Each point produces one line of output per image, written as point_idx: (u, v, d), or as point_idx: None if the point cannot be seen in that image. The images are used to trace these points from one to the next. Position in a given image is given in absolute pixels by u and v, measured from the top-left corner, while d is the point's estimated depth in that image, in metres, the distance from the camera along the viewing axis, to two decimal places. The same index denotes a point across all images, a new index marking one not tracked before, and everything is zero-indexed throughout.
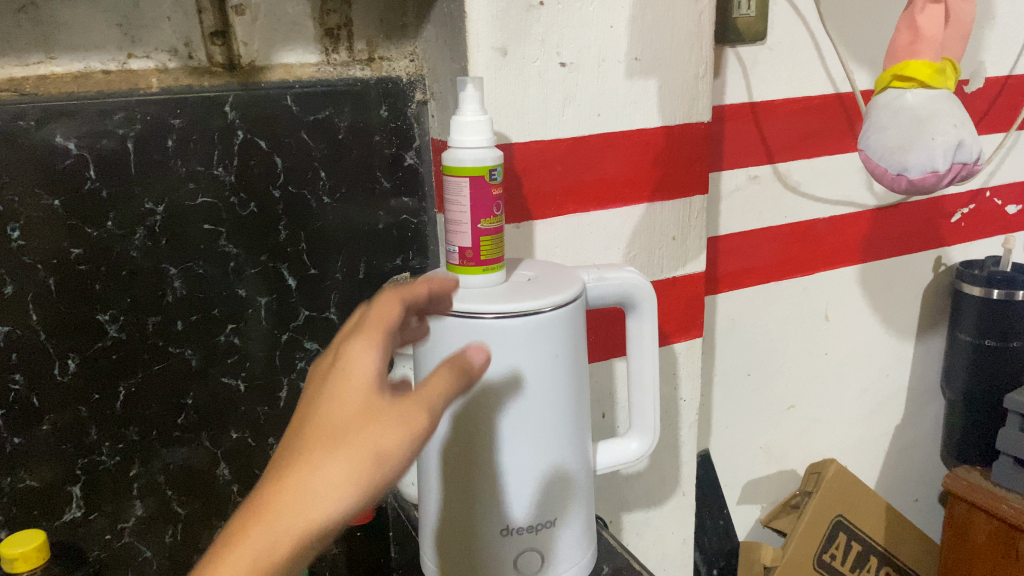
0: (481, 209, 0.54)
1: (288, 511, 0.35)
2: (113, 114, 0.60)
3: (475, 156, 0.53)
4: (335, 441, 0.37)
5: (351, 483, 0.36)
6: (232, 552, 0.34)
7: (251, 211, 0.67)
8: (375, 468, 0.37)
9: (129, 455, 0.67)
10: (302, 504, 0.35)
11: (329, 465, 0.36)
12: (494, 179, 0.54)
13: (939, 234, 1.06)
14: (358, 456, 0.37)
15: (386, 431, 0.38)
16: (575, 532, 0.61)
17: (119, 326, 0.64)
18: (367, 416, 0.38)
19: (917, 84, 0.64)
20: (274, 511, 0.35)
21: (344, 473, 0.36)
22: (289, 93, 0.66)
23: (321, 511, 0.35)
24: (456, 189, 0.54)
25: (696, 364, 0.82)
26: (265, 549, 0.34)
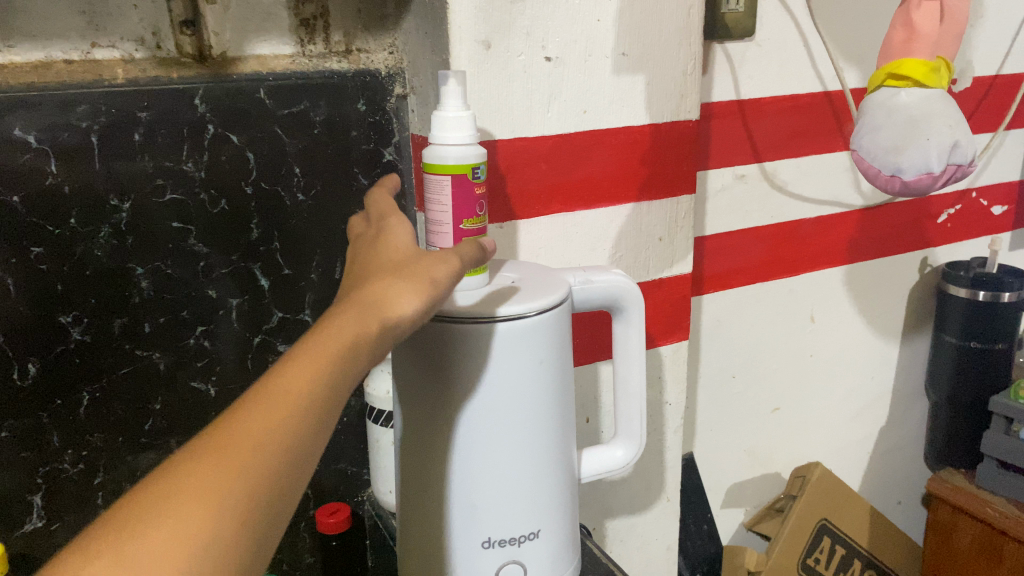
0: (464, 209, 0.51)
1: (368, 304, 0.38)
2: (76, 107, 0.57)
3: (456, 152, 0.50)
4: (399, 259, 0.41)
5: (417, 286, 0.39)
6: (321, 336, 0.36)
7: (222, 208, 0.64)
8: (437, 275, 0.41)
9: (93, 463, 0.64)
10: (378, 298, 0.38)
11: (397, 275, 0.40)
12: (477, 177, 0.51)
13: (925, 235, 1.05)
14: (420, 266, 0.40)
15: (444, 256, 0.42)
16: (559, 545, 0.58)
17: (83, 328, 0.61)
18: (419, 246, 0.42)
19: (913, 82, 0.62)
20: (354, 304, 0.37)
21: (411, 277, 0.40)
22: (262, 86, 0.63)
23: (395, 302, 0.38)
24: (437, 188, 0.50)
25: (682, 367, 0.80)
26: (352, 326, 0.36)
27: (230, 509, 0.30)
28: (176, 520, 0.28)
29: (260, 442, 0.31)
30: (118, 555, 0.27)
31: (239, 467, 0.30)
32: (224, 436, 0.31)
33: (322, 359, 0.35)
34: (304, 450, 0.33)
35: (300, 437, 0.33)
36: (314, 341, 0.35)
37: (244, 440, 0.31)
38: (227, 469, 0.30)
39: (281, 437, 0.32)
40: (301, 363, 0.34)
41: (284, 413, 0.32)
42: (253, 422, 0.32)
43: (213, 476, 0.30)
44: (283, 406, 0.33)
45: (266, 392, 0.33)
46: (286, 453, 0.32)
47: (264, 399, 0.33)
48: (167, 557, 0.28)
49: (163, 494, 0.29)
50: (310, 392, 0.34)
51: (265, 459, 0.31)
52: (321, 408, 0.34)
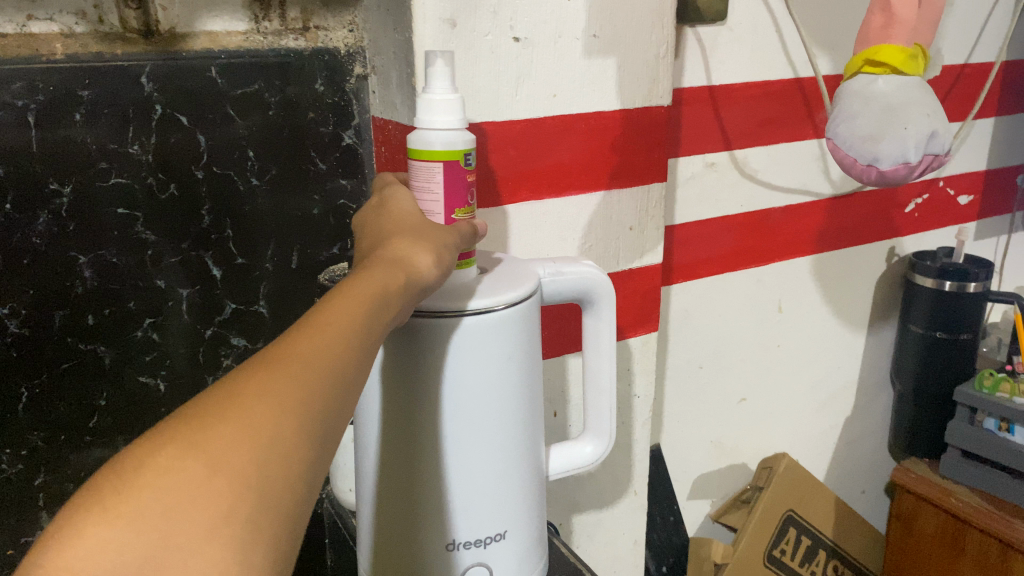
0: (455, 197, 0.48)
1: (391, 259, 0.40)
2: (10, 84, 0.53)
3: (448, 139, 0.47)
4: (412, 227, 0.44)
5: (433, 249, 0.42)
6: (355, 280, 0.37)
7: (171, 194, 0.61)
8: (447, 248, 0.43)
9: (33, 464, 0.61)
10: (398, 256, 0.40)
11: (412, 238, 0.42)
12: (468, 164, 0.48)
13: (892, 225, 1.05)
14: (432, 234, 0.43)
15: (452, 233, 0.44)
16: (525, 545, 0.56)
17: (20, 321, 0.58)
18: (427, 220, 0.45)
19: (890, 70, 0.60)
20: (379, 259, 0.39)
21: (426, 241, 0.42)
22: (213, 64, 0.60)
23: (414, 260, 0.41)
24: (426, 176, 0.47)
25: (651, 359, 0.78)
26: (381, 274, 0.38)
27: (292, 419, 0.29)
28: (241, 422, 0.28)
29: (317, 360, 0.31)
30: (191, 450, 0.26)
31: (298, 383, 0.30)
32: (281, 353, 0.31)
33: (362, 299, 0.35)
34: (351, 378, 0.33)
35: (349, 363, 0.33)
36: (350, 283, 0.36)
37: (302, 356, 0.31)
38: (287, 383, 0.30)
39: (333, 358, 0.32)
40: (344, 299, 0.35)
41: (334, 338, 0.33)
42: (310, 342, 0.32)
43: (276, 385, 0.29)
44: (332, 332, 0.33)
45: (316, 320, 0.33)
46: (337, 377, 0.32)
47: (315, 324, 0.33)
48: (237, 459, 0.27)
49: (227, 398, 0.28)
50: (354, 323, 0.34)
51: (321, 376, 0.31)
52: (362, 341, 0.34)
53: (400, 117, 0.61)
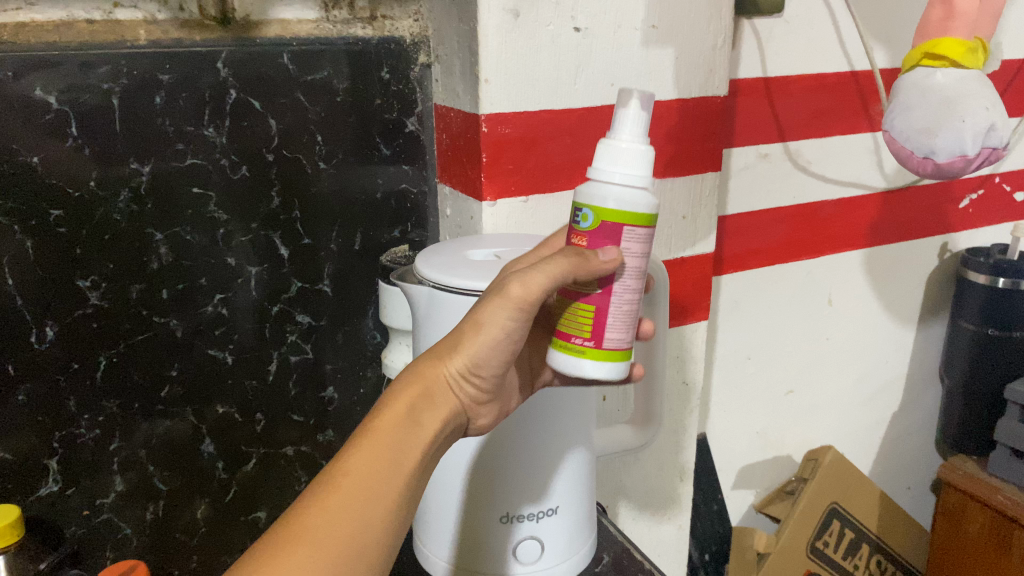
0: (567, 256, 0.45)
1: (418, 377, 0.42)
2: (98, 67, 0.56)
3: (586, 188, 0.43)
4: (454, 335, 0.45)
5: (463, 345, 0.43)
6: (374, 421, 0.40)
7: (243, 174, 0.64)
8: (481, 324, 0.42)
9: (108, 429, 0.64)
10: (426, 367, 0.43)
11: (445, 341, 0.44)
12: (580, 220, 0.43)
13: (946, 220, 1.04)
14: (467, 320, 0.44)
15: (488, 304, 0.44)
16: (577, 521, 0.57)
17: (100, 293, 0.61)
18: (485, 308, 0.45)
19: (948, 62, 0.60)
20: (408, 384, 0.42)
21: (457, 337, 0.43)
22: (285, 51, 0.62)
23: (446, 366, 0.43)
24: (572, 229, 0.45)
25: (700, 347, 0.79)
26: (406, 401, 0.41)
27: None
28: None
29: (322, 527, 0.36)
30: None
31: (302, 557, 0.35)
32: (293, 528, 0.36)
33: (379, 445, 0.39)
34: (370, 529, 0.37)
35: (364, 518, 0.37)
36: (370, 424, 0.40)
37: (313, 525, 0.36)
38: (296, 559, 0.34)
39: (340, 518, 0.36)
40: (359, 451, 0.39)
41: (345, 498, 0.37)
42: (317, 510, 0.36)
43: (283, 565, 0.34)
44: (341, 489, 0.37)
45: (325, 481, 0.38)
46: (350, 534, 0.36)
47: (325, 488, 0.37)
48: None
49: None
50: (365, 473, 0.38)
51: (331, 545, 0.35)
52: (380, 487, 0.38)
53: (462, 103, 0.63)
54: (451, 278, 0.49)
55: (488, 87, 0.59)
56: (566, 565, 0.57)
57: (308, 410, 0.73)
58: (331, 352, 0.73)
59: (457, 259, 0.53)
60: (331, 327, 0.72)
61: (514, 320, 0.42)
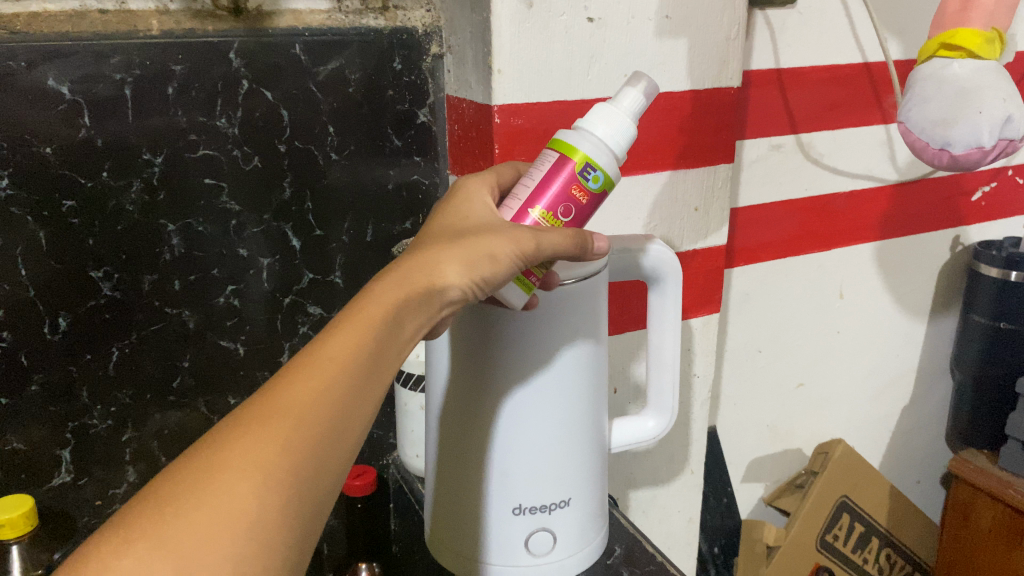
0: (543, 193, 0.43)
1: (408, 278, 0.39)
2: (110, 58, 0.56)
3: (570, 129, 0.44)
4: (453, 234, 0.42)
5: (464, 257, 0.40)
6: (360, 308, 0.37)
7: (255, 165, 0.63)
8: (495, 254, 0.40)
9: (121, 420, 0.64)
10: (419, 269, 0.39)
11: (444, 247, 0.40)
12: (585, 176, 0.43)
13: (958, 213, 1.03)
14: (473, 236, 0.41)
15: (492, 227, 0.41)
16: (588, 512, 0.57)
17: (113, 284, 0.61)
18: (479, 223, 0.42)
19: (965, 53, 0.60)
20: (397, 277, 0.39)
21: (458, 247, 0.40)
22: (297, 41, 0.62)
23: (440, 266, 0.39)
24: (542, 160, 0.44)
25: (711, 340, 0.79)
26: (398, 294, 0.38)
27: (277, 477, 0.31)
28: (223, 485, 0.30)
29: (304, 409, 0.33)
30: (171, 522, 0.29)
31: (281, 438, 0.32)
32: (271, 405, 0.33)
33: (364, 332, 0.36)
34: (348, 418, 0.34)
35: (343, 406, 0.34)
36: (355, 308, 0.37)
37: (289, 406, 0.33)
38: (274, 439, 0.32)
39: (320, 403, 0.33)
40: (344, 333, 0.36)
41: (328, 383, 0.34)
42: (297, 389, 0.33)
43: (260, 445, 0.31)
44: (322, 374, 0.34)
45: (308, 362, 0.35)
46: (328, 421, 0.33)
47: (306, 368, 0.34)
48: (221, 527, 0.29)
49: (210, 466, 0.31)
50: (349, 359, 0.35)
51: (311, 428, 0.33)
52: (361, 372, 0.35)
53: (474, 94, 0.63)
54: None
55: (501, 77, 0.59)
56: (577, 556, 0.57)
57: None
58: None
59: None
60: None
61: (517, 259, 0.41)
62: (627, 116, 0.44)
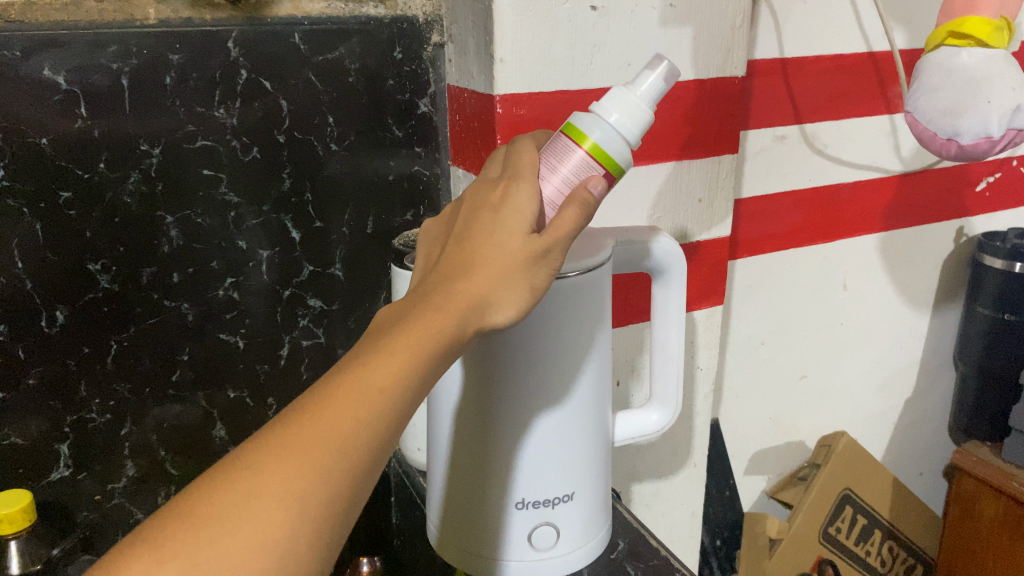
0: None
1: (462, 316, 0.35)
2: (107, 47, 0.55)
3: (584, 117, 0.43)
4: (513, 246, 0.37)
5: (515, 294, 0.37)
6: (412, 332, 0.34)
7: (254, 156, 0.63)
8: (536, 289, 0.37)
9: (120, 414, 0.63)
10: (471, 302, 0.36)
11: (497, 277, 0.36)
12: None
13: (962, 204, 1.03)
14: (526, 269, 0.37)
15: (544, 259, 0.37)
16: (592, 506, 0.56)
17: (111, 277, 0.60)
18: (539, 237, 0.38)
19: (974, 41, 0.59)
20: (450, 304, 0.35)
21: (508, 283, 0.36)
22: (296, 30, 0.61)
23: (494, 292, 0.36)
24: (563, 156, 0.41)
25: (714, 332, 0.79)
26: (451, 318, 0.35)
27: (315, 512, 0.30)
28: (261, 515, 0.28)
29: (349, 440, 0.31)
30: (204, 549, 0.27)
31: (324, 470, 0.30)
32: (315, 428, 0.31)
33: (416, 361, 0.33)
34: (387, 448, 0.33)
35: (386, 437, 0.32)
36: (409, 336, 0.34)
37: (333, 437, 0.31)
38: (316, 473, 0.30)
39: (366, 436, 0.31)
40: (395, 359, 0.33)
41: (376, 415, 0.32)
42: (344, 417, 0.31)
43: (302, 475, 0.30)
44: (371, 405, 0.32)
45: (356, 383, 0.32)
46: (370, 453, 0.32)
47: (355, 392, 0.32)
48: (255, 561, 0.28)
49: (247, 491, 0.29)
50: (398, 388, 0.33)
51: (353, 463, 0.31)
52: (408, 401, 0.33)
53: (476, 84, 0.62)
54: None
55: (503, 67, 0.58)
56: (580, 551, 0.56)
57: None
58: (344, 336, 0.72)
59: None
60: (343, 311, 0.71)
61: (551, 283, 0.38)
62: (644, 104, 0.43)
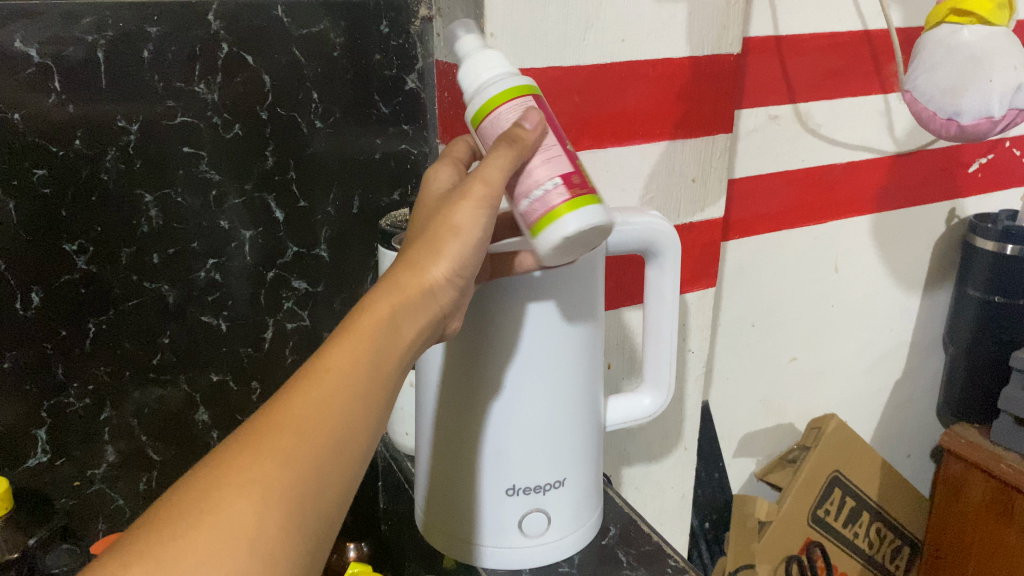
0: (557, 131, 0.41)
1: (398, 284, 0.38)
2: (81, 19, 0.53)
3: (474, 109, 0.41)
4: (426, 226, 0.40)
5: (442, 249, 0.39)
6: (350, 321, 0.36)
7: (235, 134, 0.61)
8: (457, 228, 0.39)
9: (99, 399, 0.62)
10: (408, 274, 0.38)
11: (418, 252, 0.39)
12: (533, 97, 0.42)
13: (955, 184, 1.02)
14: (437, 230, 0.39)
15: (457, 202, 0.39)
16: (583, 493, 0.55)
17: (88, 258, 0.58)
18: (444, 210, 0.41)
19: (976, 19, 0.58)
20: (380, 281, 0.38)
21: (432, 243, 0.39)
22: (279, 3, 0.59)
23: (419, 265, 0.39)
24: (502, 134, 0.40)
25: (705, 314, 0.78)
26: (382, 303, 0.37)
27: (282, 490, 0.29)
28: (225, 502, 0.28)
29: (302, 418, 0.32)
30: (170, 540, 0.27)
31: (284, 449, 0.30)
32: (272, 420, 0.32)
33: (361, 339, 0.35)
34: (355, 428, 0.33)
35: (349, 414, 0.33)
36: (351, 320, 0.36)
37: (288, 423, 0.31)
38: (275, 452, 0.30)
39: (321, 417, 0.32)
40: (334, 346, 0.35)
41: (328, 391, 0.33)
42: (293, 402, 0.32)
43: (262, 459, 0.30)
44: (319, 383, 0.33)
45: (303, 375, 0.34)
46: (330, 428, 0.32)
47: (305, 381, 0.33)
48: (224, 541, 0.27)
49: (210, 486, 0.29)
50: (345, 370, 0.34)
51: (315, 438, 0.31)
52: (360, 373, 0.34)
53: None
54: None
55: (494, 41, 0.57)
56: (571, 537, 0.55)
57: None
58: (329, 319, 0.71)
59: None
60: (328, 293, 0.70)
61: (484, 222, 0.40)
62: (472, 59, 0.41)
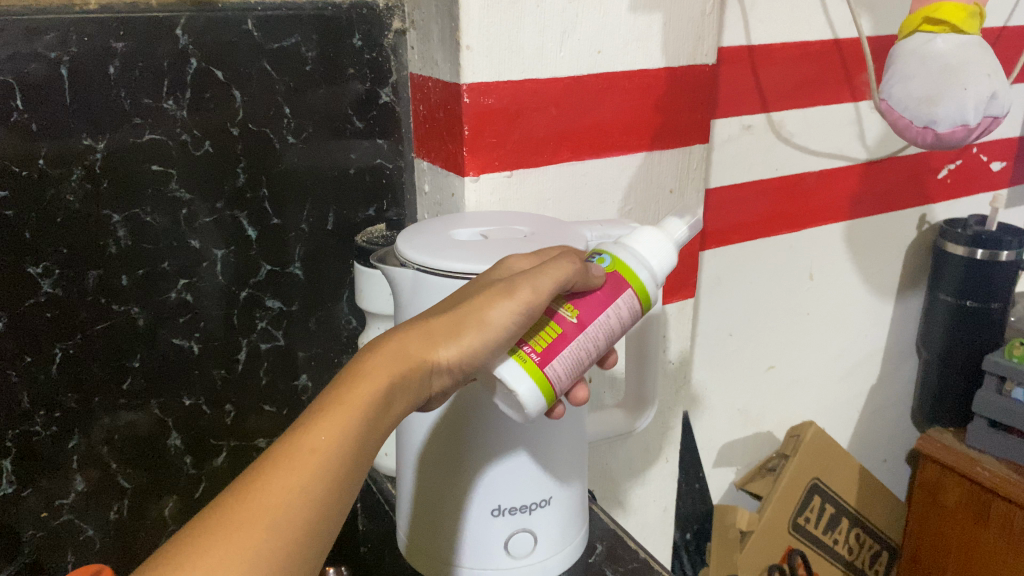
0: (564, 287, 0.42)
1: (404, 354, 0.38)
2: (43, 34, 0.51)
3: (626, 254, 0.42)
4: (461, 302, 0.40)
5: (457, 336, 0.39)
6: (350, 381, 0.36)
7: (206, 150, 0.59)
8: (487, 324, 0.39)
9: (66, 426, 0.59)
10: (416, 344, 0.39)
11: (441, 326, 0.39)
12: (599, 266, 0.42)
13: (924, 190, 1.03)
14: (466, 312, 0.39)
15: (496, 295, 0.39)
16: (570, 510, 0.54)
17: (54, 281, 0.56)
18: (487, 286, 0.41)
19: (949, 28, 0.58)
20: (389, 347, 0.38)
21: (456, 325, 0.39)
22: (250, 16, 0.57)
23: (432, 341, 0.39)
24: None
25: (685, 325, 0.77)
26: (380, 367, 0.37)
27: None
28: None
29: (284, 506, 0.31)
30: None
31: (261, 540, 0.30)
32: (249, 504, 0.31)
33: (350, 415, 0.35)
34: (325, 516, 0.33)
35: (322, 500, 0.32)
36: (349, 382, 0.36)
37: (265, 508, 0.31)
38: (248, 542, 0.30)
39: (302, 505, 0.32)
40: (328, 416, 0.34)
41: (309, 473, 0.32)
42: (277, 480, 0.32)
43: (233, 552, 0.29)
44: (308, 465, 0.33)
45: (290, 446, 0.33)
46: (309, 517, 0.32)
47: (288, 456, 0.33)
48: None
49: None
50: (335, 451, 0.34)
51: (288, 529, 0.31)
52: (346, 463, 0.34)
53: (441, 73, 0.59)
54: (425, 255, 0.45)
55: (470, 54, 0.56)
56: (558, 557, 0.54)
57: (281, 400, 0.69)
58: (305, 339, 0.69)
59: (430, 231, 0.50)
60: (303, 313, 0.68)
61: (514, 322, 0.39)
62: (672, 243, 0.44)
